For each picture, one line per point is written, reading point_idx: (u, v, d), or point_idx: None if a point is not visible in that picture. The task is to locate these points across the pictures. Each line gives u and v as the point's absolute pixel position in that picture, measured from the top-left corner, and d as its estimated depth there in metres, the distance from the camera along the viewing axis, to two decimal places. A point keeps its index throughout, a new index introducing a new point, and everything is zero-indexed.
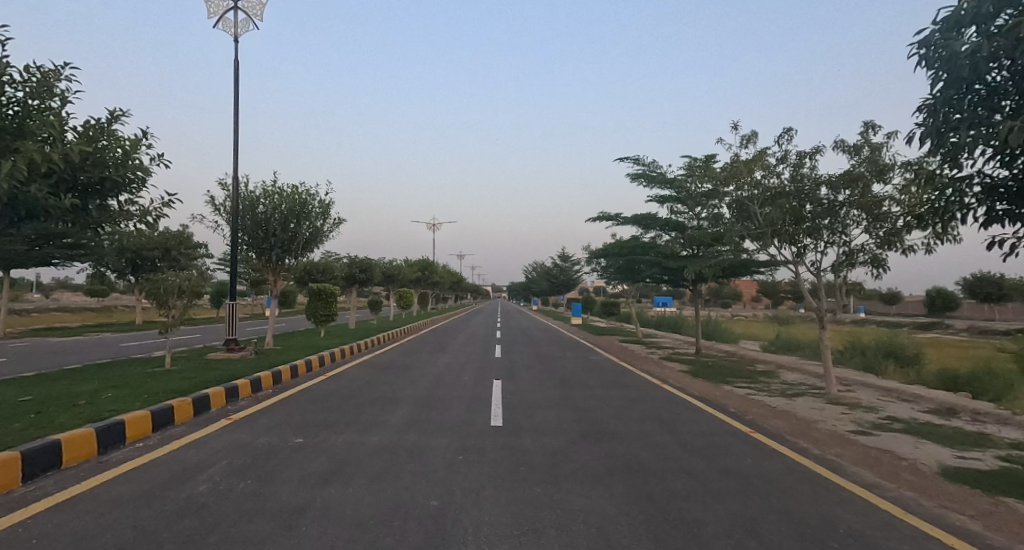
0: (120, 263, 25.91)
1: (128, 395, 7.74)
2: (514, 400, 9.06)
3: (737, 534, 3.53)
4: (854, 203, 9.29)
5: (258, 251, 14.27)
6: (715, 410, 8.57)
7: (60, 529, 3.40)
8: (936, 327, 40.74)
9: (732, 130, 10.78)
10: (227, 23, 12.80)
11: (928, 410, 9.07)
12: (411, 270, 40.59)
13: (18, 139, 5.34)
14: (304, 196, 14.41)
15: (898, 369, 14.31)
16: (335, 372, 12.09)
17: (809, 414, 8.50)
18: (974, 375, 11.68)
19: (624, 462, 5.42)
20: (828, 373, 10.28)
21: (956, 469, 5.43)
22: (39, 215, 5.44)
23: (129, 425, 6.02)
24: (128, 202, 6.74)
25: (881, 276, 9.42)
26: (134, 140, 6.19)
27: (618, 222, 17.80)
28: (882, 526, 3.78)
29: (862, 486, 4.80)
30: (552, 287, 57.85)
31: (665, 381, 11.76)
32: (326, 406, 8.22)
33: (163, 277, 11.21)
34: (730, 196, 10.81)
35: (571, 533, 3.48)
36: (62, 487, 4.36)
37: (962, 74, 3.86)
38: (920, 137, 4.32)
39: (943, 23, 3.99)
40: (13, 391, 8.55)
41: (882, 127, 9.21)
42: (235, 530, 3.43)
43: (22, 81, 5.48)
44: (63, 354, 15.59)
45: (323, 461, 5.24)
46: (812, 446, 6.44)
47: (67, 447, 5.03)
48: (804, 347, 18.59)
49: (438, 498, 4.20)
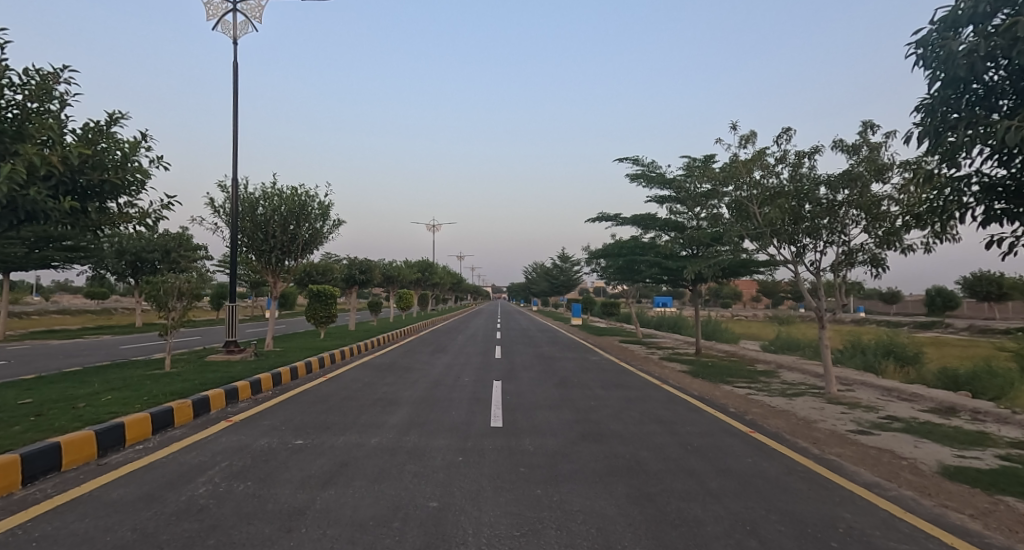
0: (119, 266, 25.90)
1: (129, 398, 7.75)
2: (515, 400, 9.06)
3: (737, 533, 3.53)
4: (853, 202, 9.31)
5: (259, 252, 14.27)
6: (715, 410, 8.57)
7: (61, 531, 3.41)
8: (937, 327, 40.61)
9: (731, 130, 10.77)
10: (227, 25, 12.80)
11: (929, 410, 9.04)
12: (411, 271, 40.50)
13: (18, 141, 5.38)
14: (304, 197, 14.42)
15: (900, 369, 14.26)
16: (335, 373, 12.11)
17: (808, 413, 8.50)
18: (975, 374, 11.62)
19: (623, 462, 5.44)
20: (828, 373, 10.26)
21: (957, 468, 5.43)
22: (39, 218, 5.46)
23: (130, 426, 6.05)
24: (128, 204, 6.77)
25: (881, 276, 9.40)
26: (133, 142, 6.21)
27: (618, 222, 17.78)
28: (881, 526, 3.77)
29: (861, 486, 4.79)
30: (552, 287, 57.73)
31: (665, 381, 11.77)
32: (327, 408, 8.23)
33: (163, 279, 11.20)
34: (729, 196, 10.81)
35: (571, 534, 3.49)
36: (63, 489, 4.36)
37: (959, 74, 3.86)
38: (918, 137, 4.35)
39: (941, 22, 4.02)
40: (14, 393, 8.59)
41: (881, 126, 9.21)
42: (234, 532, 3.43)
43: (21, 84, 5.52)
44: (64, 356, 15.67)
45: (324, 463, 5.26)
46: (812, 445, 6.45)
47: (67, 449, 5.05)
48: (805, 347, 18.57)
49: (438, 498, 4.21)
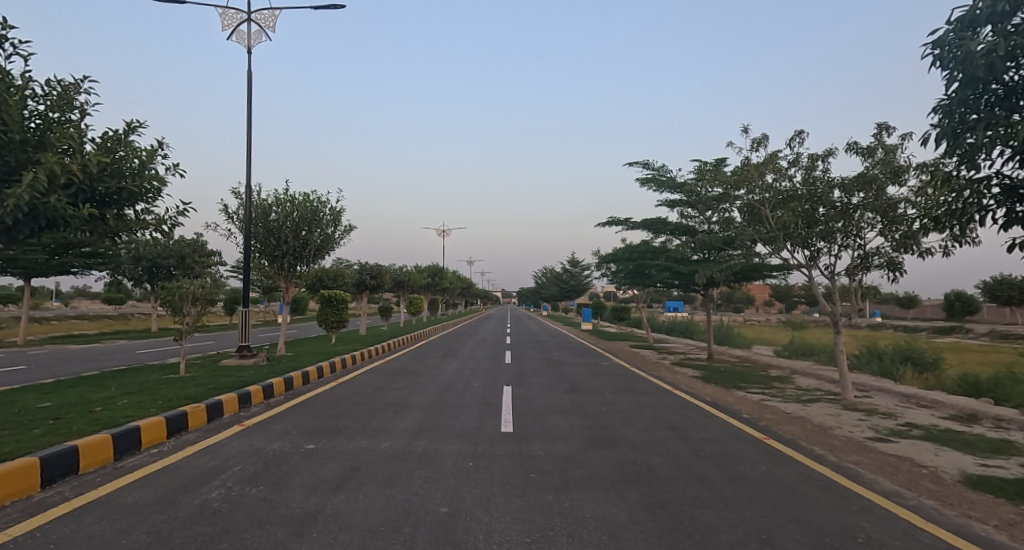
0: (136, 271, 26.31)
1: (144, 402, 7.82)
2: (526, 406, 9.02)
3: (752, 541, 3.47)
4: (868, 205, 9.18)
5: (271, 259, 14.40)
6: (728, 416, 8.45)
7: (77, 533, 3.45)
8: (957, 331, 39.97)
9: (742, 133, 10.66)
10: (241, 35, 13.00)
11: (949, 417, 8.84)
12: (421, 276, 40.64)
13: (40, 150, 5.51)
14: (315, 204, 14.54)
15: (918, 374, 13.99)
16: (347, 378, 12.14)
17: (824, 420, 8.34)
18: (996, 381, 11.36)
19: (636, 469, 5.37)
20: (845, 379, 10.05)
21: (980, 477, 5.29)
22: (58, 225, 5.56)
23: (146, 430, 6.13)
24: (145, 210, 6.90)
25: (898, 280, 9.24)
26: (150, 149, 6.30)
27: (628, 226, 17.66)
28: (902, 536, 3.67)
29: (881, 495, 4.69)
30: (562, 291, 57.85)
31: (677, 387, 11.67)
32: (337, 413, 8.24)
33: (178, 285, 11.36)
34: (741, 199, 10.75)
35: (583, 541, 3.45)
36: (80, 492, 4.42)
37: (978, 74, 3.78)
38: (936, 138, 4.26)
39: (958, 22, 3.96)
40: (32, 397, 8.74)
41: (896, 128, 9.13)
42: (246, 536, 3.44)
43: (42, 95, 5.68)
44: (81, 361, 15.87)
45: (335, 467, 5.26)
46: (828, 452, 6.33)
47: (85, 452, 5.13)
48: (819, 352, 18.37)
49: (448, 504, 4.19)
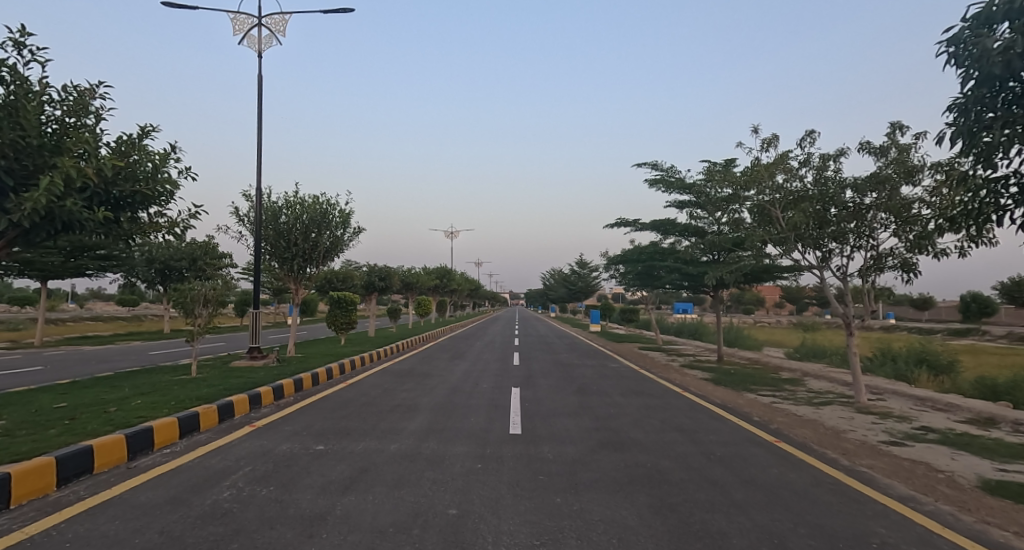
0: (149, 273, 26.67)
1: (158, 402, 7.90)
2: (535, 408, 8.99)
3: (764, 546, 3.43)
4: (881, 205, 9.06)
5: (281, 260, 14.50)
6: (739, 419, 8.36)
7: (91, 533, 3.47)
8: (973, 332, 39.32)
9: (752, 132, 10.51)
10: (251, 40, 13.12)
11: (966, 421, 8.69)
12: (430, 278, 40.74)
13: (56, 154, 5.59)
14: (324, 206, 14.62)
15: (934, 377, 13.74)
16: (357, 379, 12.17)
17: (836, 423, 8.21)
18: (1014, 384, 11.12)
19: (645, 471, 5.33)
20: (858, 382, 9.92)
21: (998, 482, 5.18)
22: (74, 228, 5.65)
23: (158, 430, 6.18)
24: (158, 213, 6.99)
25: (912, 281, 9.11)
26: (163, 153, 6.39)
27: (636, 228, 17.56)
28: (918, 542, 3.60)
29: (897, 500, 4.61)
30: (570, 292, 57.71)
31: (687, 389, 11.58)
32: (347, 414, 8.26)
33: (190, 287, 11.47)
34: (751, 200, 10.62)
35: (592, 543, 3.42)
36: (94, 491, 4.46)
37: (994, 71, 3.70)
38: (951, 137, 4.17)
39: (974, 19, 3.89)
40: (47, 398, 8.88)
41: (909, 127, 8.99)
42: (257, 536, 3.45)
43: (59, 100, 5.77)
44: (96, 361, 16.07)
45: (345, 468, 5.27)
46: (841, 456, 6.23)
47: (100, 452, 5.19)
48: (831, 354, 18.15)
49: (457, 506, 4.18)
